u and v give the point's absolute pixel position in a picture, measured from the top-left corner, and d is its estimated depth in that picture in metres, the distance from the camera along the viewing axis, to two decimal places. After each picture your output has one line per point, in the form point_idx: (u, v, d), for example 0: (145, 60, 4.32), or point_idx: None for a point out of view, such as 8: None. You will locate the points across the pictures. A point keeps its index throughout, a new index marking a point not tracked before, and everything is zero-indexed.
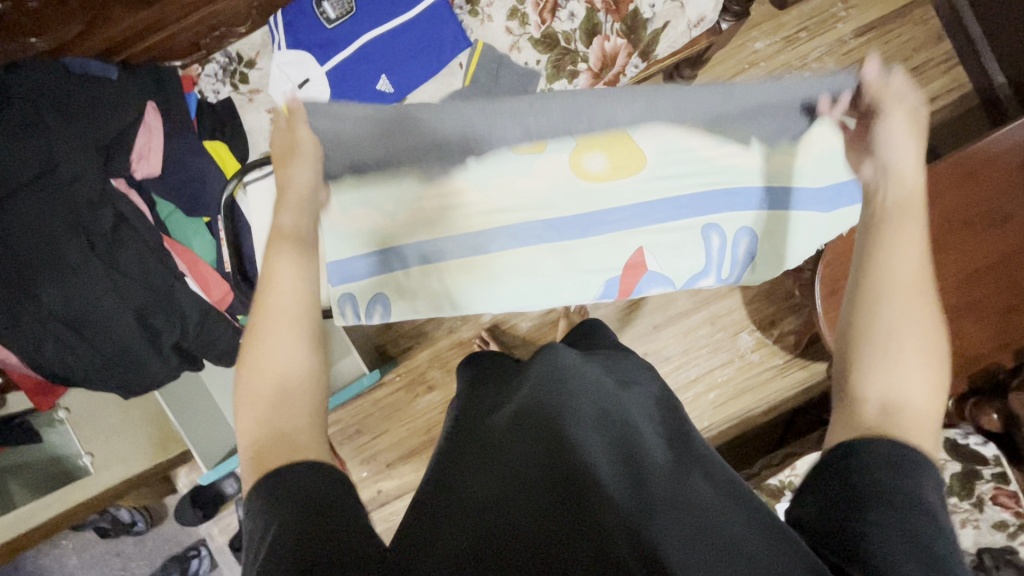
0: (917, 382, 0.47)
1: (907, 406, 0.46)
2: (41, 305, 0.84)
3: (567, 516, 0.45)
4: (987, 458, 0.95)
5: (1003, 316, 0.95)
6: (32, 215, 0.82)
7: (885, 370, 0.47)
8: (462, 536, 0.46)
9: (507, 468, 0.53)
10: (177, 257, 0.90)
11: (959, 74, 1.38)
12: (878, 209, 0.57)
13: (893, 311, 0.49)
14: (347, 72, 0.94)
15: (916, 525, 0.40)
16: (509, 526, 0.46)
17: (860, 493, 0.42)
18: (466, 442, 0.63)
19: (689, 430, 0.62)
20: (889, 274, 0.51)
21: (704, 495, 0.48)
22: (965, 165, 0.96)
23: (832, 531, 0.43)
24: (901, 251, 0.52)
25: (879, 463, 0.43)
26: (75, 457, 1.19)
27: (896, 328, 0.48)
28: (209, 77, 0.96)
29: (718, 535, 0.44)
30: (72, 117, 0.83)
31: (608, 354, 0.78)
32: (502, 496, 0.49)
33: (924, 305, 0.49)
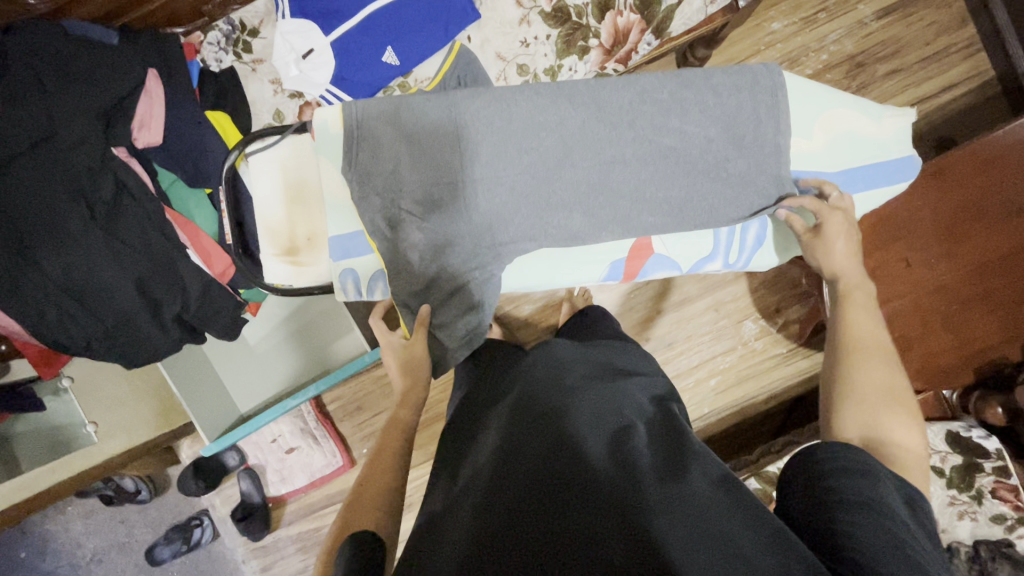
0: (897, 426, 0.57)
1: (888, 441, 0.56)
2: (42, 272, 0.83)
3: (560, 527, 0.47)
4: (989, 451, 0.94)
5: (1011, 309, 0.93)
6: (34, 181, 0.81)
7: (864, 411, 0.58)
8: (463, 553, 0.49)
9: (502, 479, 0.55)
10: (179, 229, 0.90)
11: (981, 61, 1.34)
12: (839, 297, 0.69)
13: (867, 377, 0.61)
14: (352, 43, 0.92)
15: (885, 524, 0.46)
16: (504, 539, 0.48)
17: (833, 501, 0.49)
18: (477, 442, 0.67)
19: (684, 424, 0.62)
20: (853, 345, 0.64)
21: (699, 492, 0.49)
22: (985, 153, 0.93)
23: (812, 529, 0.49)
24: (859, 327, 0.66)
25: (843, 475, 0.51)
26: (79, 426, 1.20)
27: (870, 388, 0.60)
28: (211, 45, 0.95)
29: (710, 530, 0.45)
30: (71, 81, 0.81)
31: (615, 342, 0.81)
32: (500, 508, 0.52)
33: (885, 366, 0.62)
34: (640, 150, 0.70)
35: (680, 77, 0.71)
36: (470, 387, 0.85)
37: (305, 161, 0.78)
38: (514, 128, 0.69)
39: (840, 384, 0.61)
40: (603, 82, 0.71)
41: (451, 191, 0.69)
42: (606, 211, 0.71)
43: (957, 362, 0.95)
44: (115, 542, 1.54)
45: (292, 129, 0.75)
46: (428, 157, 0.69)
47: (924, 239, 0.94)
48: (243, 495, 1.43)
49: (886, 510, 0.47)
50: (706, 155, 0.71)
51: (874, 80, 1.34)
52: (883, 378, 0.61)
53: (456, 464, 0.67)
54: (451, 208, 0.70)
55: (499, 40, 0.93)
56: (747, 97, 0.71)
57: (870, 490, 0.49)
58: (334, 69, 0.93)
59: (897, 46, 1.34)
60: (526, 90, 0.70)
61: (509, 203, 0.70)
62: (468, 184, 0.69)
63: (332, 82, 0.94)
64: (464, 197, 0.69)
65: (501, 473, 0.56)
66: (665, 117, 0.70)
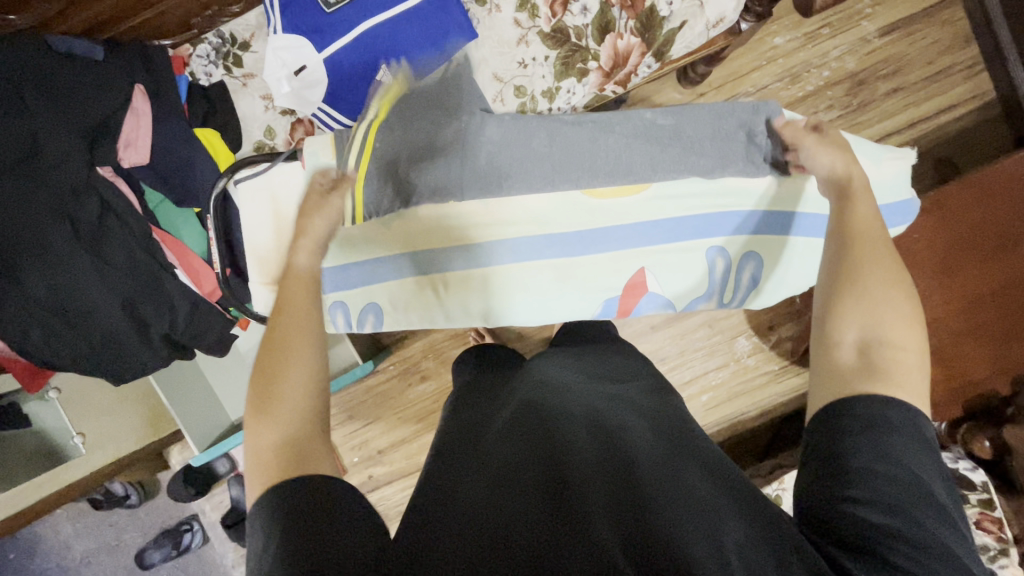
0: (895, 321, 0.51)
1: (886, 341, 0.50)
2: (26, 292, 0.82)
3: (560, 516, 0.45)
4: (974, 483, 0.95)
5: (1004, 342, 0.93)
6: (16, 200, 0.79)
7: (861, 306, 0.52)
8: (461, 547, 0.43)
9: (498, 477, 0.51)
10: (167, 248, 0.89)
11: (983, 82, 1.33)
12: (840, 189, 0.60)
13: (868, 273, 0.53)
14: (345, 60, 0.90)
15: (900, 496, 0.42)
16: (510, 537, 0.43)
17: (848, 471, 0.44)
18: (461, 438, 0.62)
19: (678, 419, 0.62)
20: (854, 236, 0.56)
21: (699, 490, 0.48)
22: (983, 186, 0.94)
23: (817, 502, 0.45)
24: (863, 219, 0.57)
25: (860, 436, 0.45)
26: (66, 436, 1.19)
27: (870, 286, 0.53)
28: (200, 58, 0.92)
29: (714, 525, 0.44)
30: (55, 98, 0.79)
31: (611, 347, 0.79)
32: (495, 496, 0.48)
33: (886, 253, 0.54)
34: (635, 184, 0.69)
35: (674, 112, 0.71)
36: (466, 386, 0.79)
37: (293, 189, 0.75)
38: (519, 162, 0.68)
39: (837, 280, 0.54)
40: (607, 118, 0.70)
41: (455, 231, 0.71)
42: (601, 244, 0.72)
43: (947, 393, 0.95)
44: (104, 545, 1.54)
45: (283, 156, 0.75)
46: (414, 121, 0.68)
47: (920, 270, 0.94)
48: (234, 502, 1.43)
49: (903, 476, 0.43)
50: (696, 193, 0.71)
51: (875, 99, 1.33)
52: (886, 274, 0.53)
53: (432, 455, 0.62)
54: (457, 234, 0.71)
55: (496, 61, 0.91)
56: (740, 135, 0.70)
57: (889, 451, 0.44)
58: (327, 88, 0.90)
59: (899, 64, 1.32)
60: (534, 124, 0.69)
61: (513, 243, 0.71)
62: (471, 227, 0.71)
63: (325, 100, 0.91)
64: (466, 237, 0.71)
65: (497, 472, 0.52)
66: (664, 152, 0.69)
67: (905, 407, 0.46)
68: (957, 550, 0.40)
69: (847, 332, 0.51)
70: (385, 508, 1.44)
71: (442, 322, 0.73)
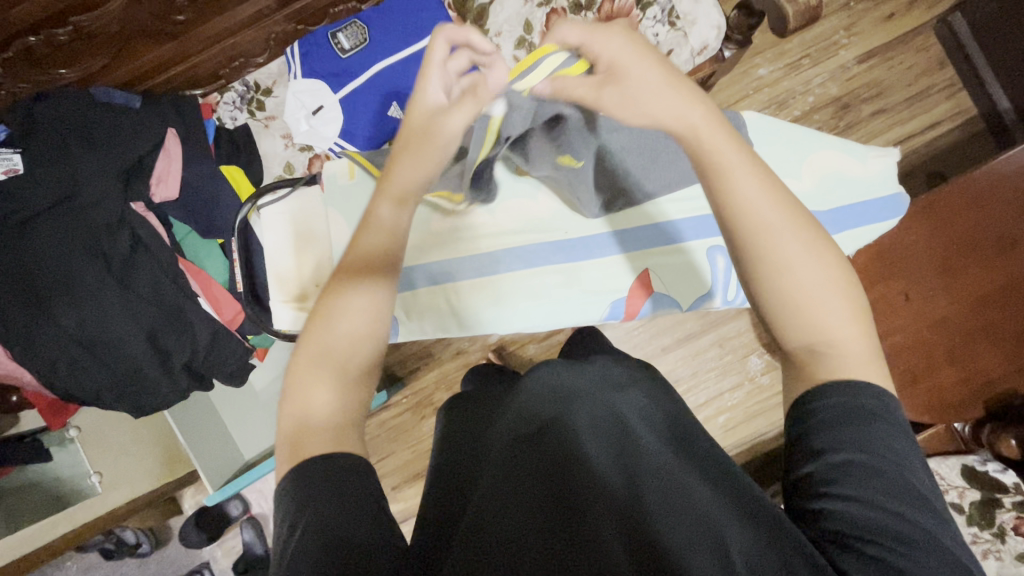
0: (834, 322, 0.49)
1: (831, 344, 0.49)
2: (58, 325, 0.85)
3: (563, 525, 0.46)
4: (1007, 485, 0.92)
5: (1017, 340, 0.93)
6: (54, 237, 0.84)
7: (792, 321, 0.49)
8: (467, 553, 0.45)
9: (508, 483, 0.52)
10: (192, 278, 0.93)
11: (963, 100, 1.39)
12: (703, 166, 0.50)
13: (796, 278, 0.49)
14: (360, 98, 0.98)
15: (890, 489, 0.41)
16: (515, 547, 0.44)
17: (834, 466, 0.43)
18: (476, 442, 0.63)
19: (693, 427, 0.61)
20: (759, 227, 0.49)
21: (703, 497, 0.47)
22: (973, 190, 0.95)
23: (803, 503, 0.45)
24: (753, 204, 0.49)
25: (835, 431, 0.45)
26: (81, 477, 1.20)
27: (805, 289, 0.49)
28: (227, 104, 1.01)
29: (713, 532, 0.44)
30: (95, 143, 0.86)
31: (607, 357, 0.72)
32: (500, 510, 0.48)
33: (797, 235, 0.49)
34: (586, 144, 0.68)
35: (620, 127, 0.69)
36: (479, 388, 0.81)
37: (312, 210, 0.84)
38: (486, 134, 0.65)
39: (766, 288, 0.49)
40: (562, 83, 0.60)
41: (465, 247, 0.75)
42: (604, 250, 0.75)
43: (965, 394, 0.95)
44: None
45: (304, 181, 0.83)
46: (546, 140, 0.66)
47: (922, 272, 0.96)
48: (247, 547, 1.40)
49: (887, 468, 0.42)
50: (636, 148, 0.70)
51: (860, 120, 1.39)
52: (820, 269, 0.49)
53: (451, 459, 0.63)
54: (469, 245, 0.75)
55: None
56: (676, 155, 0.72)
57: (871, 440, 0.44)
58: (342, 124, 0.98)
59: (880, 88, 1.39)
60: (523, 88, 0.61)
61: (524, 257, 0.75)
62: (480, 240, 0.75)
63: (340, 135, 0.99)
64: (474, 251, 0.75)
65: (506, 479, 0.52)
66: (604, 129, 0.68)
67: (878, 392, 0.46)
68: (944, 541, 0.40)
69: (792, 340, 0.50)
70: None
71: (464, 327, 0.76)
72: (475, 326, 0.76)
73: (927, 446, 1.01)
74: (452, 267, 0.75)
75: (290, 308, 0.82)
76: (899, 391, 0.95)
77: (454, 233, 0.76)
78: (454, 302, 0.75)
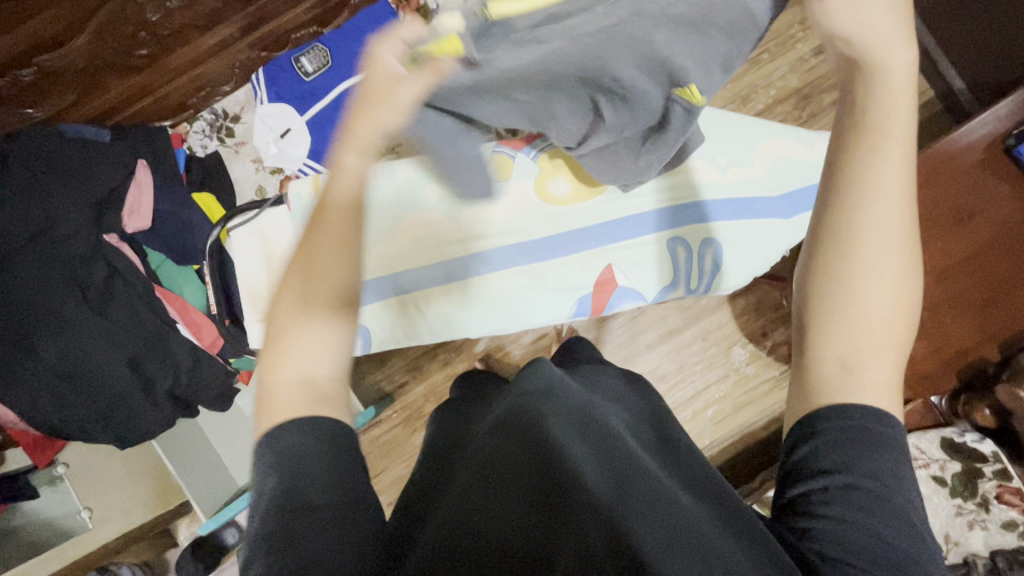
0: (875, 352, 0.45)
1: (863, 369, 0.44)
2: (38, 359, 0.86)
3: (542, 522, 0.42)
4: (985, 455, 0.94)
5: (982, 309, 0.95)
6: (30, 273, 0.85)
7: (840, 332, 0.45)
8: (440, 550, 0.41)
9: (488, 473, 0.48)
10: (169, 304, 0.94)
11: (920, 83, 1.42)
12: (854, 140, 0.47)
13: (867, 285, 0.45)
14: (327, 119, 1.01)
15: (887, 519, 0.40)
16: (489, 547, 0.40)
17: (834, 492, 0.42)
18: (453, 447, 0.59)
19: (681, 441, 0.57)
20: (866, 223, 0.45)
21: (687, 504, 0.44)
22: (925, 168, 0.98)
23: (793, 523, 0.43)
24: (880, 196, 0.45)
25: (838, 456, 0.43)
26: (72, 513, 1.19)
27: (867, 301, 0.45)
28: (197, 133, 1.04)
29: (700, 542, 0.40)
30: (66, 178, 0.87)
31: (593, 372, 0.72)
32: (479, 506, 0.44)
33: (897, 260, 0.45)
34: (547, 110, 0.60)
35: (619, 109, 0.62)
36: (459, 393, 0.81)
37: (282, 230, 0.85)
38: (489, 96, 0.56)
39: (832, 273, 0.46)
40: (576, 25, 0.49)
41: (430, 256, 0.77)
42: (566, 245, 0.77)
43: (937, 366, 0.96)
44: None
45: (270, 202, 0.85)
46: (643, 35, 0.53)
47: None
48: None
49: (887, 495, 0.41)
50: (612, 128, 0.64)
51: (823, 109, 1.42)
52: (894, 294, 0.45)
53: (425, 463, 0.59)
54: (436, 253, 0.77)
55: None
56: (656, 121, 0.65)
57: (873, 465, 0.42)
58: (310, 144, 1.01)
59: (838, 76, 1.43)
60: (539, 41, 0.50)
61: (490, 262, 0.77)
62: (446, 248, 0.77)
63: (309, 155, 1.01)
64: (440, 257, 0.77)
65: (484, 469, 0.48)
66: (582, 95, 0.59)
67: (890, 421, 0.44)
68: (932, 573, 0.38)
69: (831, 346, 0.45)
70: None
71: (436, 331, 0.77)
72: (446, 331, 0.77)
73: (907, 421, 1.01)
74: (420, 271, 0.77)
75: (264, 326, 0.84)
76: None
77: (421, 243, 0.77)
78: (422, 310, 0.77)
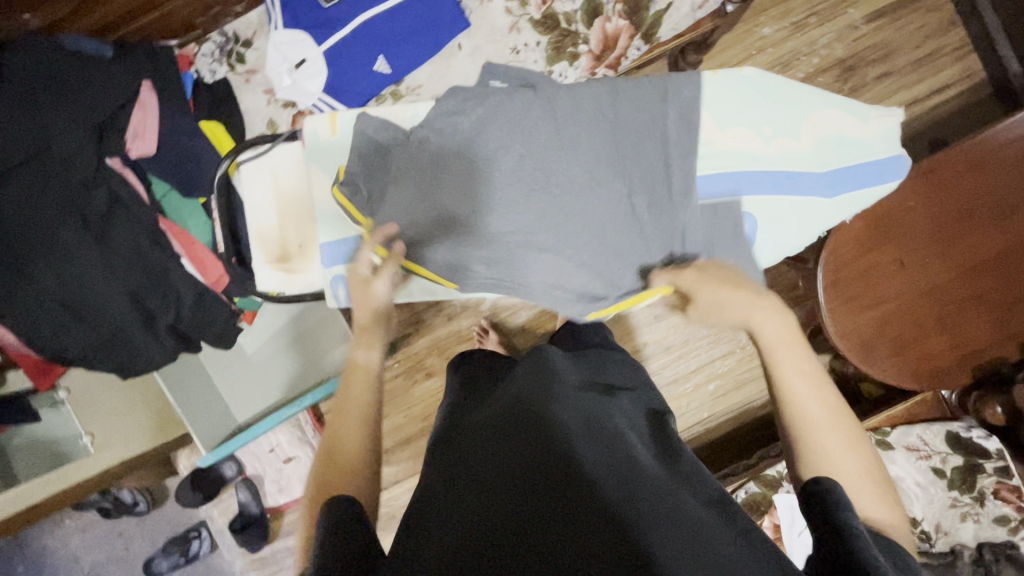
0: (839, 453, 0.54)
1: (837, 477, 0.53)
2: (37, 283, 0.83)
3: (552, 524, 0.44)
4: (990, 451, 0.93)
5: (1008, 308, 0.93)
6: (28, 194, 0.82)
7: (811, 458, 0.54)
8: (454, 554, 0.43)
9: (496, 476, 0.50)
10: (173, 237, 0.90)
11: (973, 63, 1.34)
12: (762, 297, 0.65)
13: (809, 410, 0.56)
14: (345, 52, 0.94)
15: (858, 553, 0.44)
16: (502, 547, 0.43)
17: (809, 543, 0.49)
18: (457, 435, 0.60)
19: (680, 441, 0.59)
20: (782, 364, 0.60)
21: (693, 510, 0.46)
22: (974, 155, 0.93)
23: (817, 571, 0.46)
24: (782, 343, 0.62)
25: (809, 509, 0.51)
26: (74, 438, 1.20)
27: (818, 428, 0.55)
28: (204, 57, 0.96)
29: (707, 550, 0.42)
30: (64, 93, 0.82)
31: (596, 358, 0.72)
32: (488, 512, 0.46)
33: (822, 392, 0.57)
34: (571, 125, 0.69)
35: (630, 121, 0.71)
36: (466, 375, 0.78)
37: (295, 170, 0.83)
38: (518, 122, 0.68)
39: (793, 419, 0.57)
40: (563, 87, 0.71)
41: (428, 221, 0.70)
42: None
43: (953, 361, 0.94)
44: (113, 556, 1.51)
45: (284, 137, 0.81)
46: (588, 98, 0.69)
47: (918, 239, 0.93)
48: (242, 506, 1.42)
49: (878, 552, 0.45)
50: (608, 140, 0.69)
51: (866, 84, 1.35)
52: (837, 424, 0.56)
53: (427, 456, 0.62)
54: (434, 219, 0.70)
55: (489, 48, 0.95)
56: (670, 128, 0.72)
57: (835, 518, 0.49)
58: (326, 78, 0.94)
59: (888, 49, 1.34)
60: (558, 109, 0.69)
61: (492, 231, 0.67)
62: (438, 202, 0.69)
63: (325, 91, 0.95)
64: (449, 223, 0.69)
65: (494, 471, 0.50)
66: (584, 118, 0.69)
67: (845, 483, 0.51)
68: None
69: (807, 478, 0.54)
70: (394, 508, 1.40)
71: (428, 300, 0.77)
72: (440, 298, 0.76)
73: (914, 411, 1.01)
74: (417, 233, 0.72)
75: (272, 269, 0.83)
76: (887, 358, 0.94)
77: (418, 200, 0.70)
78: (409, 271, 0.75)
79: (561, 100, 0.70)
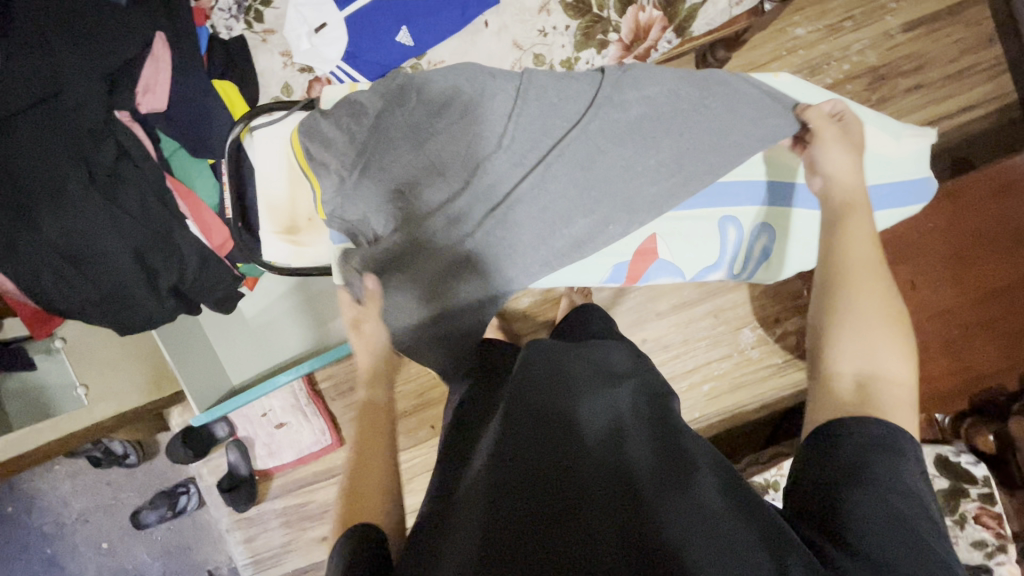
0: (887, 355, 0.52)
1: (880, 375, 0.51)
2: (38, 233, 0.82)
3: (564, 526, 0.42)
4: (976, 477, 0.93)
5: (1015, 337, 0.93)
6: (34, 141, 0.80)
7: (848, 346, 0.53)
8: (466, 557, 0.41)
9: (502, 474, 0.48)
10: (181, 199, 0.89)
11: (1006, 82, 1.31)
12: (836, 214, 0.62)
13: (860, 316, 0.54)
14: (368, 20, 0.91)
15: (893, 530, 0.41)
16: (515, 547, 0.41)
17: (832, 476, 0.45)
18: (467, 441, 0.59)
19: (688, 425, 0.55)
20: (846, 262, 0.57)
21: (707, 493, 0.44)
22: (996, 181, 0.93)
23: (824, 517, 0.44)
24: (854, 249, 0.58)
25: (857, 454, 0.46)
26: (69, 387, 1.20)
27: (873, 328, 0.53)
28: (221, 11, 0.92)
29: (724, 536, 0.40)
30: (77, 39, 0.79)
31: (602, 345, 0.68)
32: (497, 510, 0.44)
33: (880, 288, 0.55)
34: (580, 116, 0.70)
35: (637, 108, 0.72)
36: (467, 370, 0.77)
37: None
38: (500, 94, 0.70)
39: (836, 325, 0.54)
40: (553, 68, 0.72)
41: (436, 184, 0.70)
42: (609, 195, 0.71)
43: (954, 386, 0.94)
44: (101, 504, 1.53)
45: (301, 105, 0.79)
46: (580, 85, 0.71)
47: (933, 262, 0.93)
48: (231, 466, 1.41)
49: (908, 512, 0.42)
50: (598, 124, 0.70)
51: (894, 95, 1.32)
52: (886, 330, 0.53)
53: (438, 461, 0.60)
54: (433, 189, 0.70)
55: (517, 27, 0.91)
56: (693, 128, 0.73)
57: (886, 474, 0.44)
58: (346, 45, 0.91)
59: (922, 61, 1.31)
60: (563, 93, 0.71)
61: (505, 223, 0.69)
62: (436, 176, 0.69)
63: (343, 58, 0.92)
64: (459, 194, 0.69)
65: (499, 469, 0.48)
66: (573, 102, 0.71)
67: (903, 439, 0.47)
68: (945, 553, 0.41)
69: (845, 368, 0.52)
70: None
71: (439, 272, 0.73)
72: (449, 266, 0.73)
73: None
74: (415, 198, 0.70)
75: (280, 238, 0.82)
76: None
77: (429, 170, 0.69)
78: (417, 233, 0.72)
79: (566, 86, 0.72)
